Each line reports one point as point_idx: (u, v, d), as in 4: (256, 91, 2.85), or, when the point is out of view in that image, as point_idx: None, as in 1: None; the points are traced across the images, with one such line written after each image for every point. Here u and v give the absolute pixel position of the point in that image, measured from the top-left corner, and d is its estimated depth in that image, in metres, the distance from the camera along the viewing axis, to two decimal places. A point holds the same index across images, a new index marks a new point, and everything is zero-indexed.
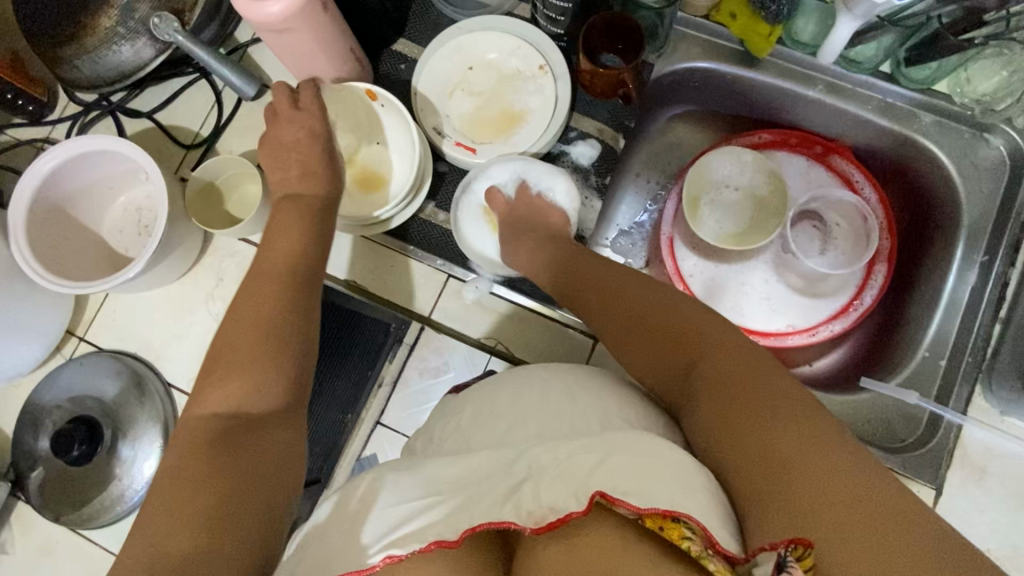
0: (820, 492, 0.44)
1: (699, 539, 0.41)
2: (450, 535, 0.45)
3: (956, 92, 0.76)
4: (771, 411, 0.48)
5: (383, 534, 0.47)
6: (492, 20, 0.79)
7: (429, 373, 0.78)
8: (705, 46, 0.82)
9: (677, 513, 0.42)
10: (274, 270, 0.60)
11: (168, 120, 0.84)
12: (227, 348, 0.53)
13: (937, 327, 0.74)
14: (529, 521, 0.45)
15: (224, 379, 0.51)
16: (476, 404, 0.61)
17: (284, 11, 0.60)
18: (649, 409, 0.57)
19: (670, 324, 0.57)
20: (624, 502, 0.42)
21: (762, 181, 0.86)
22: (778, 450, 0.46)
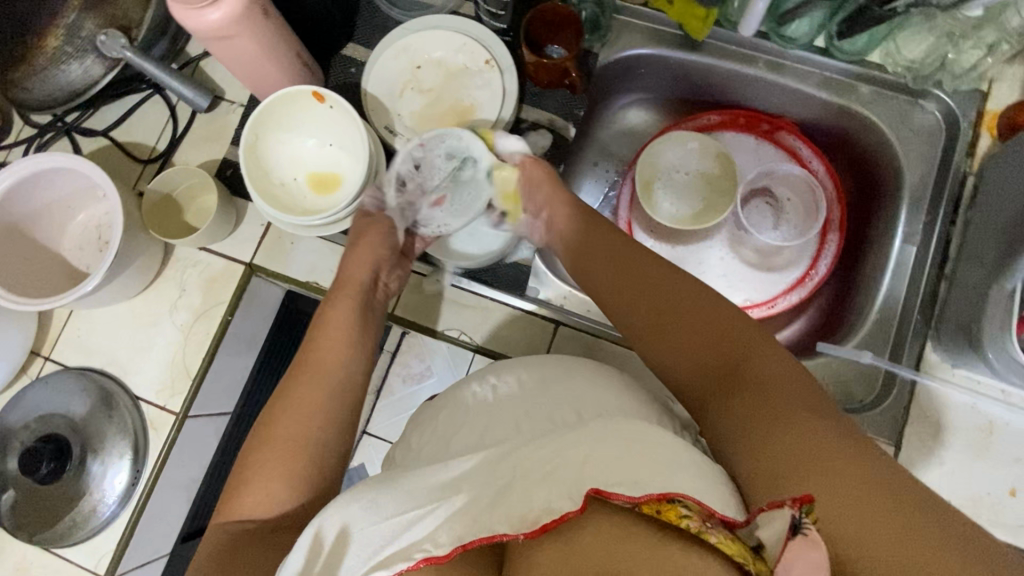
0: (837, 479, 0.44)
1: (696, 515, 0.43)
2: (438, 550, 0.46)
3: (887, 62, 0.78)
4: (795, 406, 0.49)
5: (368, 559, 0.46)
6: (436, 20, 0.81)
7: (412, 379, 0.83)
8: (649, 33, 0.84)
9: (671, 494, 0.44)
10: (323, 353, 0.66)
11: (124, 137, 0.84)
12: (277, 418, 0.61)
13: (886, 291, 0.76)
14: (522, 527, 0.46)
15: (292, 404, 0.62)
16: (451, 408, 0.64)
17: (223, 17, 0.62)
18: (608, 386, 0.62)
19: (664, 307, 0.59)
20: (618, 495, 0.44)
21: (711, 163, 0.88)
22: (794, 437, 0.47)
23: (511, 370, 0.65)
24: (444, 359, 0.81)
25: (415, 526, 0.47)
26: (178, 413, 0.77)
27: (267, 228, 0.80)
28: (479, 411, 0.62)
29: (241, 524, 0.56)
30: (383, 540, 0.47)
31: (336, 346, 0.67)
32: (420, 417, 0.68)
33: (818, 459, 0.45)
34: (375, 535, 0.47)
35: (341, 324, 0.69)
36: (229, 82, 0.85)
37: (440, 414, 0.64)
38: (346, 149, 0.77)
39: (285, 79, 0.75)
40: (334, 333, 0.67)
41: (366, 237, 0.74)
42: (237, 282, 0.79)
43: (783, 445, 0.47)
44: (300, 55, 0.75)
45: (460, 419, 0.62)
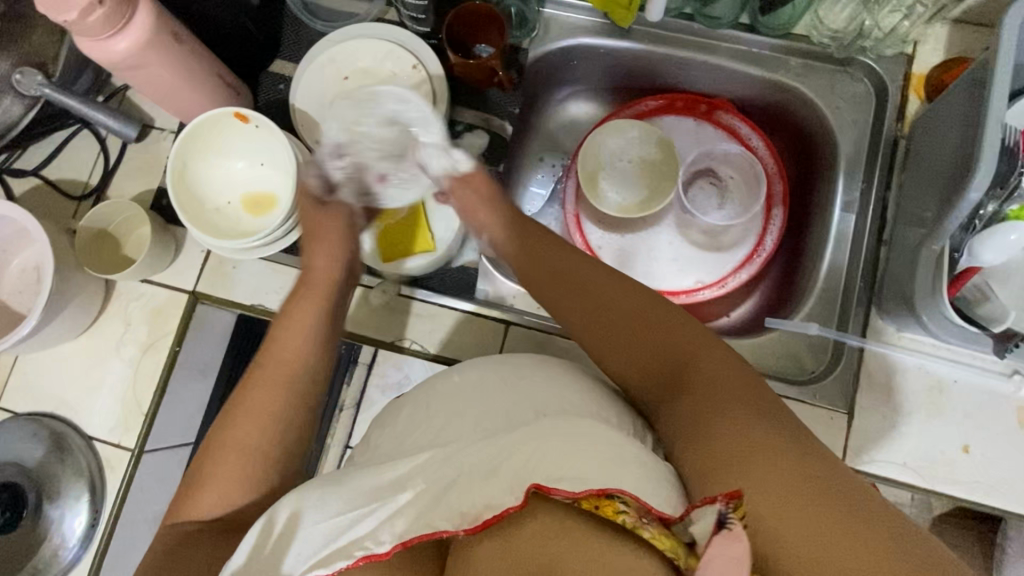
0: (781, 486, 0.49)
1: (633, 511, 0.43)
2: (380, 547, 0.46)
3: (812, 32, 0.78)
4: (736, 406, 0.53)
5: (308, 557, 0.47)
6: (360, 29, 0.80)
7: (391, 390, 0.78)
8: (576, 24, 0.83)
9: (610, 490, 0.43)
10: (287, 352, 0.65)
11: (56, 175, 0.83)
12: (234, 419, 0.61)
13: (829, 260, 0.77)
14: (462, 523, 0.45)
15: (248, 409, 0.61)
16: (406, 408, 0.61)
17: (130, 47, 0.61)
18: (555, 378, 0.59)
19: (623, 306, 0.61)
20: (559, 491, 0.44)
21: (652, 149, 0.88)
22: (741, 444, 0.51)
23: (472, 367, 0.62)
24: (423, 363, 0.78)
25: (354, 532, 0.47)
26: (133, 449, 0.76)
27: (208, 254, 0.79)
28: (436, 406, 0.59)
29: (195, 523, 0.57)
30: (328, 535, 0.48)
31: (296, 347, 0.65)
32: (382, 416, 0.65)
33: (763, 466, 0.50)
34: (320, 529, 0.48)
35: (303, 326, 0.67)
36: (158, 109, 0.84)
37: (402, 411, 0.61)
38: (278, 165, 0.76)
39: (209, 102, 0.74)
40: (296, 334, 0.66)
41: (324, 226, 0.73)
42: (182, 311, 0.78)
43: (729, 450, 0.51)
44: (222, 77, 0.74)
45: (417, 419, 0.59)
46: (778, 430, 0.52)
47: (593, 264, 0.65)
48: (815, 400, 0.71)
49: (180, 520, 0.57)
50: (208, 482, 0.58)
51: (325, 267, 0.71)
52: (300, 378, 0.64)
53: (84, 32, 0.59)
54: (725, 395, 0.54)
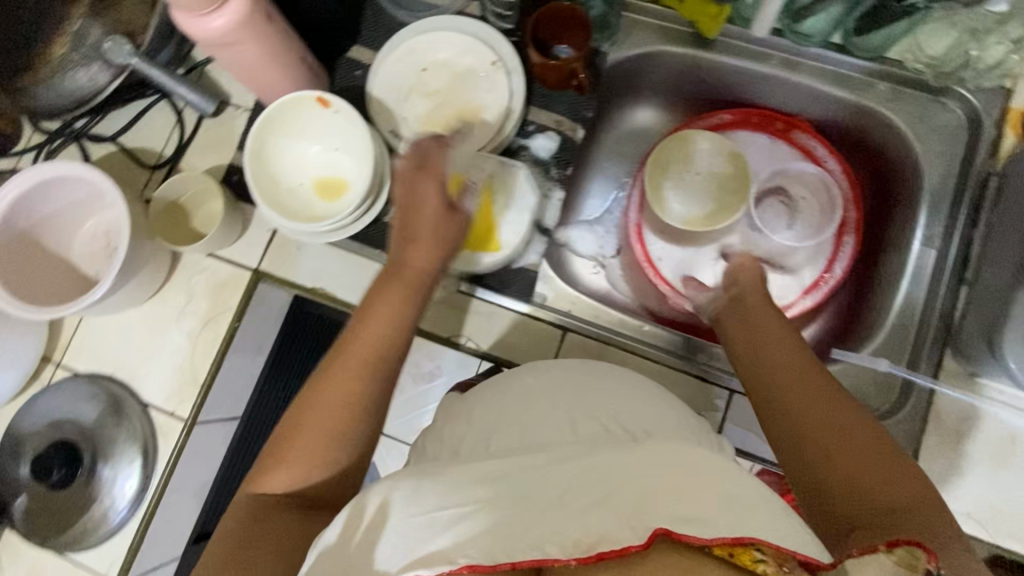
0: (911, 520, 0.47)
1: (771, 560, 0.43)
2: (483, 559, 0.43)
3: (908, 57, 0.75)
4: (864, 448, 0.51)
5: (407, 551, 0.45)
6: (441, 21, 0.80)
7: (422, 378, 0.83)
8: (659, 31, 0.82)
9: (746, 538, 0.43)
10: (365, 338, 0.59)
11: (132, 143, 0.84)
12: (315, 404, 0.57)
13: (904, 295, 0.74)
14: (574, 552, 0.44)
15: (331, 393, 0.57)
16: (466, 412, 0.63)
17: (229, 23, 0.62)
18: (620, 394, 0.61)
19: (760, 339, 0.62)
20: (691, 536, 0.43)
21: (724, 162, 0.86)
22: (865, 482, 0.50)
23: (544, 370, 0.64)
24: (453, 360, 0.81)
25: (413, 536, 0.46)
26: (186, 419, 0.77)
27: (273, 234, 0.80)
28: (505, 411, 0.60)
29: (271, 497, 0.56)
30: (412, 539, 0.46)
31: (380, 334, 0.59)
32: (447, 410, 0.66)
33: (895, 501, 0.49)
34: (409, 526, 0.46)
35: (392, 309, 0.60)
36: (236, 86, 0.85)
37: (473, 411, 0.62)
38: (347, 151, 0.76)
39: (289, 84, 0.75)
40: (385, 318, 0.60)
41: (427, 188, 0.64)
42: (244, 289, 0.79)
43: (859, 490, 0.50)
44: (305, 60, 0.74)
45: (482, 424, 0.60)
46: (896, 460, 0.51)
47: (771, 321, 0.65)
48: None
49: (260, 492, 0.56)
50: (289, 464, 0.56)
51: (427, 251, 0.63)
52: (382, 368, 0.58)
53: (186, 5, 0.60)
54: (844, 433, 0.53)
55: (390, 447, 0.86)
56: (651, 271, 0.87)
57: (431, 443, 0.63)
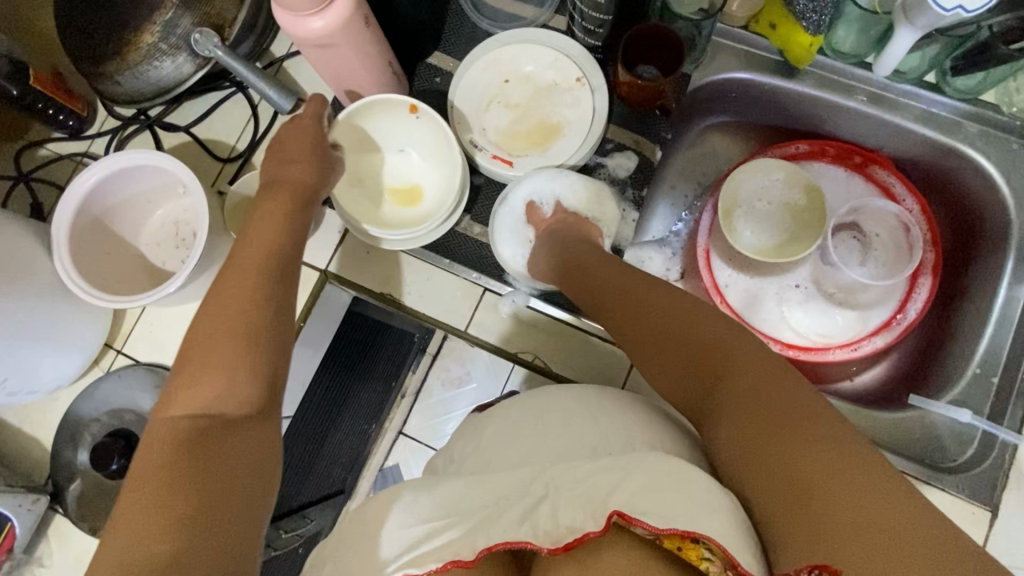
0: (836, 500, 0.42)
1: (717, 559, 0.41)
2: (466, 555, 0.49)
3: (1003, 102, 0.75)
4: (803, 423, 0.46)
5: (401, 552, 0.52)
6: (527, 32, 0.79)
7: (450, 383, 0.95)
8: (745, 57, 0.80)
9: (696, 534, 0.41)
10: (258, 250, 0.58)
11: (205, 134, 0.84)
12: (200, 355, 0.51)
13: (989, 342, 0.72)
14: (546, 542, 0.46)
15: (210, 347, 0.52)
16: (498, 425, 0.62)
17: (327, 26, 0.61)
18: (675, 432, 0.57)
19: (651, 320, 0.59)
20: (641, 523, 0.42)
21: (796, 194, 0.85)
22: (794, 458, 0.45)
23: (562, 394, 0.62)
24: (482, 367, 0.93)
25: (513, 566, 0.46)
26: None
27: (344, 235, 0.80)
28: (525, 430, 0.59)
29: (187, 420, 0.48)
30: (414, 538, 0.52)
31: (276, 245, 0.59)
32: (466, 429, 0.66)
33: (828, 481, 0.43)
34: (406, 534, 0.53)
35: (280, 215, 0.61)
36: (312, 85, 0.84)
37: (487, 428, 0.63)
38: (433, 156, 0.78)
39: (374, 87, 0.74)
40: (270, 227, 0.60)
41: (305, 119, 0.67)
42: (312, 288, 0.78)
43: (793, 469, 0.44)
44: (391, 64, 0.73)
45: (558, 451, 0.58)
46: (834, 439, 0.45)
47: (645, 285, 0.63)
48: (960, 492, 0.68)
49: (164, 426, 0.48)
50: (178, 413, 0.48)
51: (301, 172, 0.64)
52: (277, 271, 0.58)
53: (291, 5, 0.59)
54: (782, 412, 0.47)
55: (413, 450, 0.98)
56: (719, 300, 0.84)
57: (467, 449, 0.63)
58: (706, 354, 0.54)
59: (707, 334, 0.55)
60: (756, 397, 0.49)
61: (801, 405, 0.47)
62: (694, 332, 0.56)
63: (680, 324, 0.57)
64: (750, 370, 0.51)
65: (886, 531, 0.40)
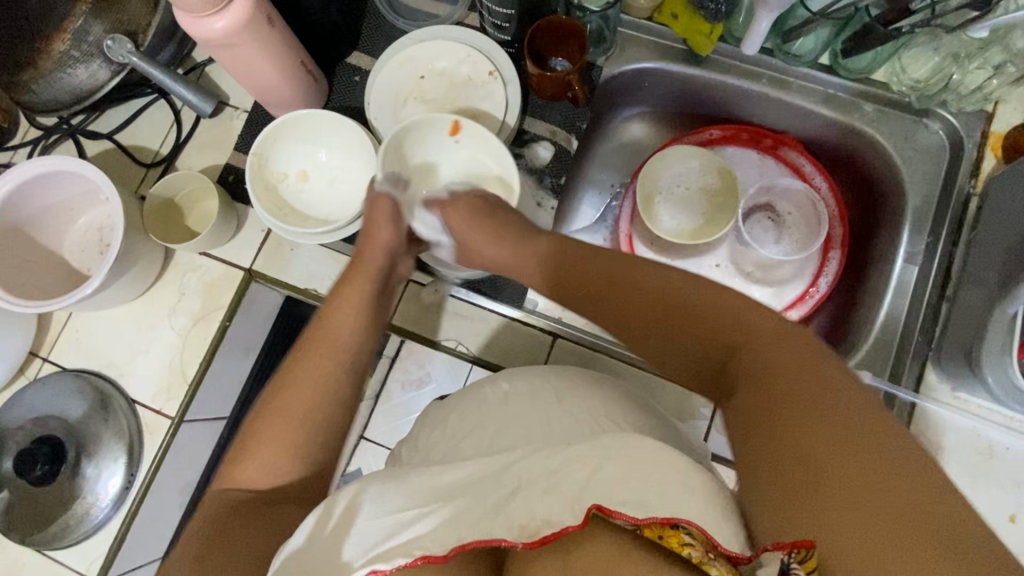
0: (848, 491, 0.40)
1: (700, 545, 0.40)
2: (438, 548, 0.45)
3: (893, 80, 0.78)
4: (811, 404, 0.43)
5: (365, 551, 0.46)
6: (440, 30, 0.81)
7: (411, 385, 0.87)
8: (653, 48, 0.83)
9: (676, 519, 0.41)
10: (333, 336, 0.61)
11: (129, 140, 0.85)
12: (287, 387, 0.58)
13: (888, 308, 0.76)
14: (521, 537, 0.44)
15: (293, 386, 0.58)
16: (462, 411, 0.64)
17: (226, 27, 0.62)
18: (587, 401, 0.61)
19: (640, 290, 0.53)
20: (621, 515, 0.42)
21: (714, 177, 0.88)
22: (805, 443, 0.42)
23: (523, 377, 0.65)
24: (442, 367, 0.85)
25: (411, 527, 0.47)
26: (175, 418, 0.77)
27: (268, 233, 0.81)
28: (469, 418, 0.63)
29: (241, 492, 0.54)
30: (381, 536, 0.47)
31: (357, 300, 0.65)
32: (428, 416, 0.68)
33: (834, 466, 0.41)
34: (375, 528, 0.48)
35: (355, 309, 0.64)
36: (234, 88, 0.85)
37: (451, 415, 0.65)
38: (346, 153, 0.80)
39: (288, 87, 0.75)
40: (345, 316, 0.63)
41: (382, 205, 0.70)
42: (236, 288, 0.80)
43: (798, 458, 0.42)
44: (304, 63, 0.75)
45: (474, 422, 0.62)
46: (863, 427, 0.42)
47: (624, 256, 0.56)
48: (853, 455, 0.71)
49: (231, 483, 0.55)
50: (254, 454, 0.55)
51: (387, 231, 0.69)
52: (367, 322, 0.64)
53: (187, 6, 0.60)
54: (807, 398, 0.43)
55: (374, 453, 0.89)
56: None
57: (433, 438, 0.64)
58: (719, 333, 0.49)
59: (714, 307, 0.50)
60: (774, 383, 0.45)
61: (817, 380, 0.44)
62: (698, 316, 0.50)
63: (670, 302, 0.52)
64: (770, 354, 0.46)
65: (894, 526, 0.38)
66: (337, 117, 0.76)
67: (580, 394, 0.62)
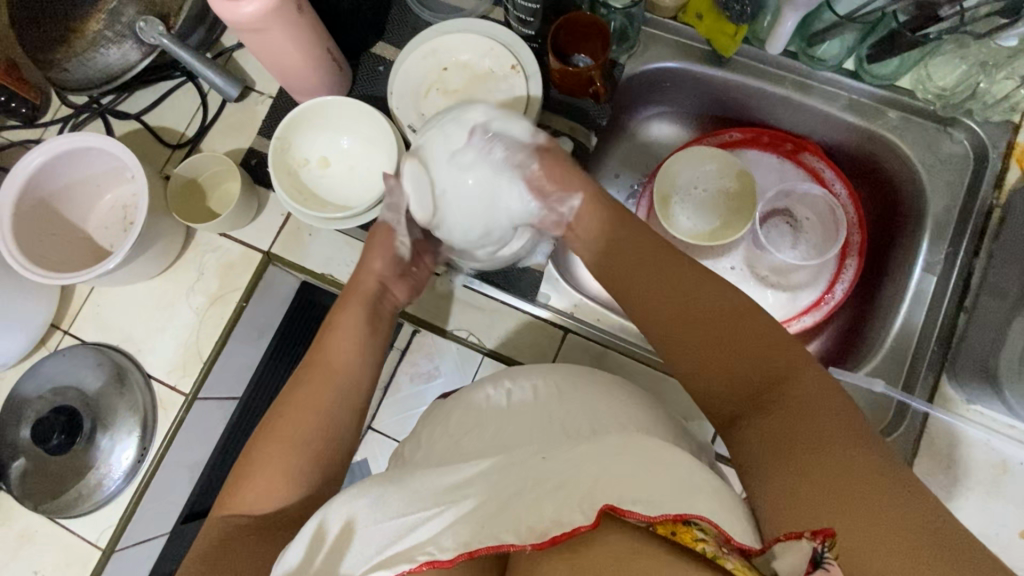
0: (871, 503, 0.44)
1: (712, 539, 0.41)
2: (443, 554, 0.44)
3: (918, 87, 0.77)
4: (843, 435, 0.47)
5: (369, 559, 0.46)
6: (465, 23, 0.82)
7: (420, 377, 0.87)
8: (676, 47, 0.83)
9: (688, 515, 0.41)
10: (329, 365, 0.65)
11: (156, 121, 0.86)
12: (284, 414, 0.62)
13: (904, 318, 0.76)
14: (529, 537, 0.43)
15: (288, 414, 0.62)
16: (464, 409, 0.63)
17: (257, 11, 0.63)
18: (602, 389, 0.61)
19: (696, 310, 0.56)
20: (635, 513, 0.41)
21: (728, 182, 0.88)
22: (832, 463, 0.46)
23: (528, 376, 0.64)
24: (452, 361, 0.86)
25: (418, 529, 0.46)
26: (188, 395, 0.78)
27: (287, 218, 0.82)
28: (480, 414, 0.61)
29: (235, 519, 0.57)
30: (386, 542, 0.46)
31: (354, 331, 0.68)
32: (432, 415, 0.67)
33: (856, 480, 0.45)
34: (381, 531, 0.47)
35: (346, 333, 0.67)
36: (260, 73, 0.86)
37: (452, 413, 0.63)
38: (367, 142, 0.81)
39: (312, 73, 0.76)
40: (344, 343, 0.67)
41: (381, 231, 0.73)
42: (254, 269, 0.81)
43: (813, 464, 0.47)
44: (329, 51, 0.76)
45: (481, 411, 0.61)
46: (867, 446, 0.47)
47: (671, 269, 0.60)
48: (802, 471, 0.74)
49: (226, 511, 0.58)
50: (249, 479, 0.58)
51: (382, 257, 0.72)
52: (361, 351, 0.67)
53: None
54: (831, 421, 0.48)
55: (379, 443, 0.90)
56: None
57: (435, 435, 0.62)
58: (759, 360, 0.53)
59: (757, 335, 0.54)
60: (812, 416, 0.49)
61: (836, 409, 0.49)
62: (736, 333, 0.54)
63: (728, 325, 0.55)
64: (800, 383, 0.51)
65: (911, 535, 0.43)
66: (355, 102, 0.77)
67: (594, 384, 0.62)
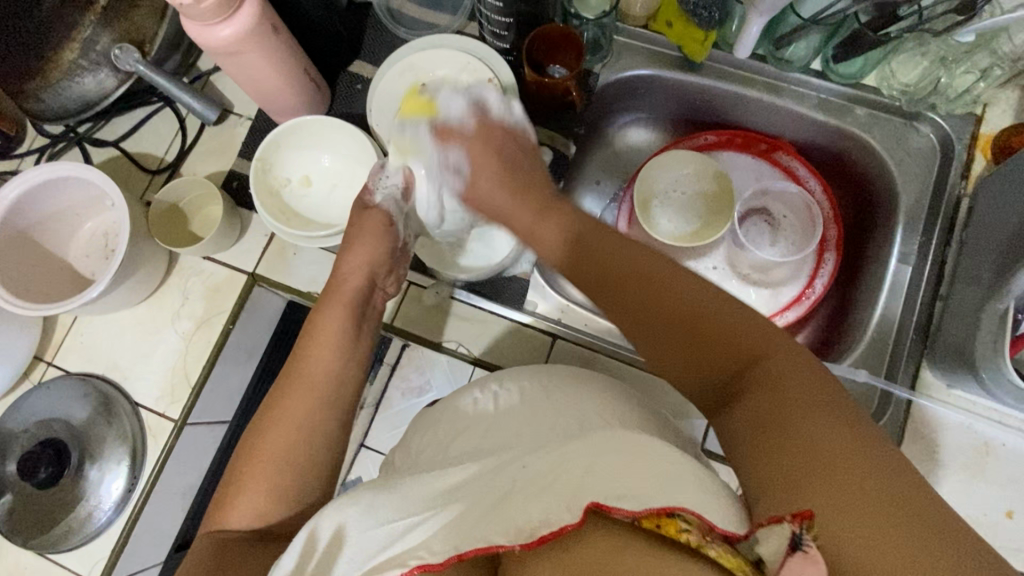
0: (845, 480, 0.40)
1: (696, 530, 0.40)
2: (433, 558, 0.44)
3: (883, 85, 0.80)
4: (815, 412, 0.43)
5: (363, 562, 0.46)
6: (440, 39, 0.83)
7: (411, 393, 0.88)
8: (648, 54, 0.85)
9: (672, 507, 0.41)
10: (314, 363, 0.64)
11: (134, 148, 0.86)
12: (275, 415, 0.60)
13: (883, 309, 0.78)
14: (518, 539, 0.43)
15: (280, 416, 0.60)
16: (456, 414, 0.63)
17: (233, 34, 0.64)
18: (596, 388, 0.62)
19: (661, 297, 0.49)
20: (619, 509, 0.41)
21: (705, 183, 0.90)
22: (803, 444, 0.42)
23: (517, 380, 0.64)
24: (443, 372, 0.86)
25: (414, 538, 0.46)
26: (177, 421, 0.78)
27: (271, 238, 0.82)
28: (473, 420, 0.61)
29: (235, 528, 0.56)
30: (381, 546, 0.46)
31: (341, 329, 0.67)
32: (421, 420, 0.67)
33: (833, 455, 0.41)
34: (375, 535, 0.47)
35: (336, 331, 0.66)
36: (238, 96, 0.87)
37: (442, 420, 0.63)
38: (349, 159, 0.82)
39: (291, 93, 0.77)
40: (329, 340, 0.65)
41: (372, 219, 0.72)
42: (239, 292, 0.81)
43: (783, 444, 0.43)
44: (307, 71, 0.77)
45: (472, 418, 0.62)
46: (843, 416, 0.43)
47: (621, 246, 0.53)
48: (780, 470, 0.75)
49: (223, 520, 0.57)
50: (246, 489, 0.57)
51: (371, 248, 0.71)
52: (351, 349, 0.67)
53: (193, 15, 0.61)
54: (806, 398, 0.43)
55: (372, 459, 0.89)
56: None
57: (425, 441, 0.62)
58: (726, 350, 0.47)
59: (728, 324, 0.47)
60: (784, 393, 0.44)
61: (813, 387, 0.44)
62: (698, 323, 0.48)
63: (703, 326, 0.47)
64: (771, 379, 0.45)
65: (890, 510, 0.39)
66: (333, 120, 0.77)
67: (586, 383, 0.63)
